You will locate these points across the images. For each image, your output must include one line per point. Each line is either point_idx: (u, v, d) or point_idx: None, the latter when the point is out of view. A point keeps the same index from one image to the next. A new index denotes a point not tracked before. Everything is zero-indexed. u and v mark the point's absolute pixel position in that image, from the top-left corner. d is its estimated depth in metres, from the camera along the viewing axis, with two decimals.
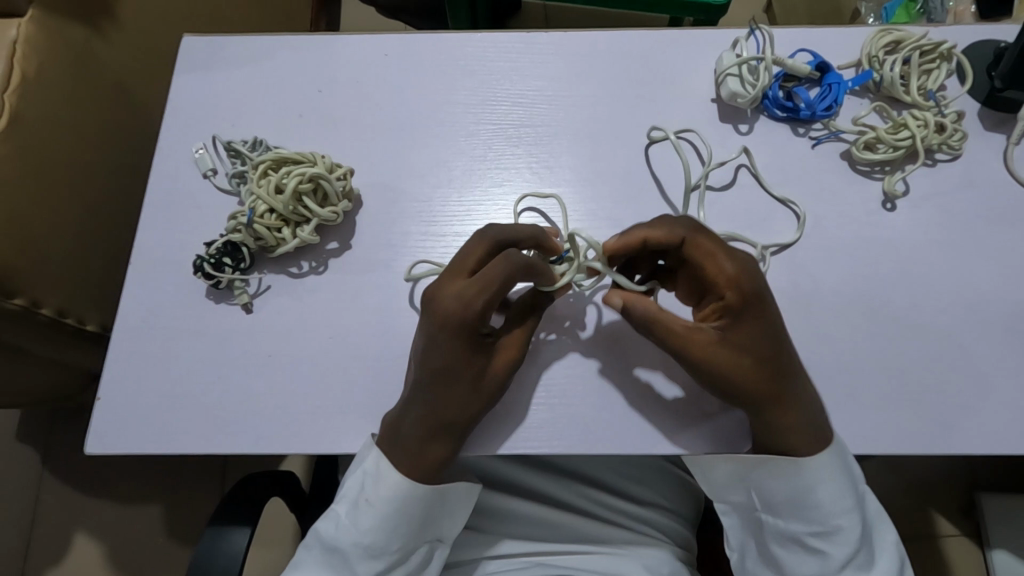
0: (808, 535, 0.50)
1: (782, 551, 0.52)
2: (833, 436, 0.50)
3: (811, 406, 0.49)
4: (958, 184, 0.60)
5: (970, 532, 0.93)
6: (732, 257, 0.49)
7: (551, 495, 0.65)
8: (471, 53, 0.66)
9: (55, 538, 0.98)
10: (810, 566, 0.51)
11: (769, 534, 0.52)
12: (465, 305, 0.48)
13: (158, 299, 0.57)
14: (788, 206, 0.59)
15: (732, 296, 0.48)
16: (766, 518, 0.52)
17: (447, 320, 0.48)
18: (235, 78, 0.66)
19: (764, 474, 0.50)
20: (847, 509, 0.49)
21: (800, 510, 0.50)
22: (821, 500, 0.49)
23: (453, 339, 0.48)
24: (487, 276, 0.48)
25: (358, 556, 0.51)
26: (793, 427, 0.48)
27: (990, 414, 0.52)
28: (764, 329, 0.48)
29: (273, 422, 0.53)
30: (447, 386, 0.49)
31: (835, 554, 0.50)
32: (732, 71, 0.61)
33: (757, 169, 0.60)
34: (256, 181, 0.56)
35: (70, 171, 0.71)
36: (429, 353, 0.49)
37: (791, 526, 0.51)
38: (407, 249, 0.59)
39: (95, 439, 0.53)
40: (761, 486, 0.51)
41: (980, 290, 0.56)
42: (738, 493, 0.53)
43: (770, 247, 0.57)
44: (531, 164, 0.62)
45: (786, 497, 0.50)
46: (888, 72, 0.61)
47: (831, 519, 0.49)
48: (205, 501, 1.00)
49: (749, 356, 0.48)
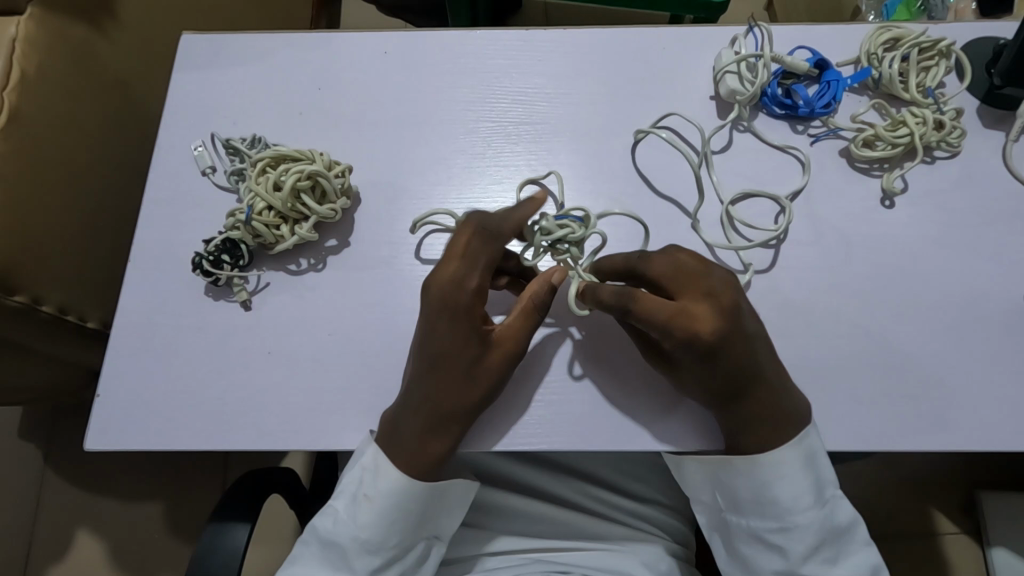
0: (768, 532, 0.51)
1: (747, 547, 0.52)
2: (796, 433, 0.50)
3: (800, 402, 0.50)
4: (957, 182, 0.60)
5: (970, 531, 0.93)
6: (684, 323, 0.47)
7: (549, 491, 0.65)
8: (470, 50, 0.66)
9: (57, 534, 0.99)
10: (773, 563, 0.51)
11: (733, 531, 0.53)
12: (458, 282, 0.50)
13: (158, 296, 0.58)
14: (790, 153, 0.61)
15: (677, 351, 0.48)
16: (731, 516, 0.53)
17: (449, 299, 0.50)
18: (234, 75, 0.66)
19: (725, 472, 0.51)
20: (805, 506, 0.49)
21: (759, 508, 0.50)
22: (777, 497, 0.50)
23: (454, 322, 0.50)
24: (473, 251, 0.51)
25: (355, 552, 0.51)
26: (784, 422, 0.49)
27: (987, 412, 0.52)
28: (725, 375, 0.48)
29: (273, 419, 0.54)
30: (449, 375, 0.50)
31: (794, 550, 0.50)
32: (730, 69, 0.61)
33: (754, 127, 0.62)
34: (255, 178, 0.56)
35: (71, 169, 0.71)
36: (430, 338, 0.50)
37: (752, 523, 0.51)
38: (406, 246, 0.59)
39: (95, 435, 0.54)
40: (724, 484, 0.52)
41: (979, 287, 0.56)
42: (707, 493, 0.54)
43: (787, 196, 0.59)
44: (530, 162, 0.62)
45: (746, 494, 0.51)
46: (887, 69, 0.61)
47: (788, 516, 0.50)
48: (206, 498, 1.00)
49: (705, 395, 0.49)
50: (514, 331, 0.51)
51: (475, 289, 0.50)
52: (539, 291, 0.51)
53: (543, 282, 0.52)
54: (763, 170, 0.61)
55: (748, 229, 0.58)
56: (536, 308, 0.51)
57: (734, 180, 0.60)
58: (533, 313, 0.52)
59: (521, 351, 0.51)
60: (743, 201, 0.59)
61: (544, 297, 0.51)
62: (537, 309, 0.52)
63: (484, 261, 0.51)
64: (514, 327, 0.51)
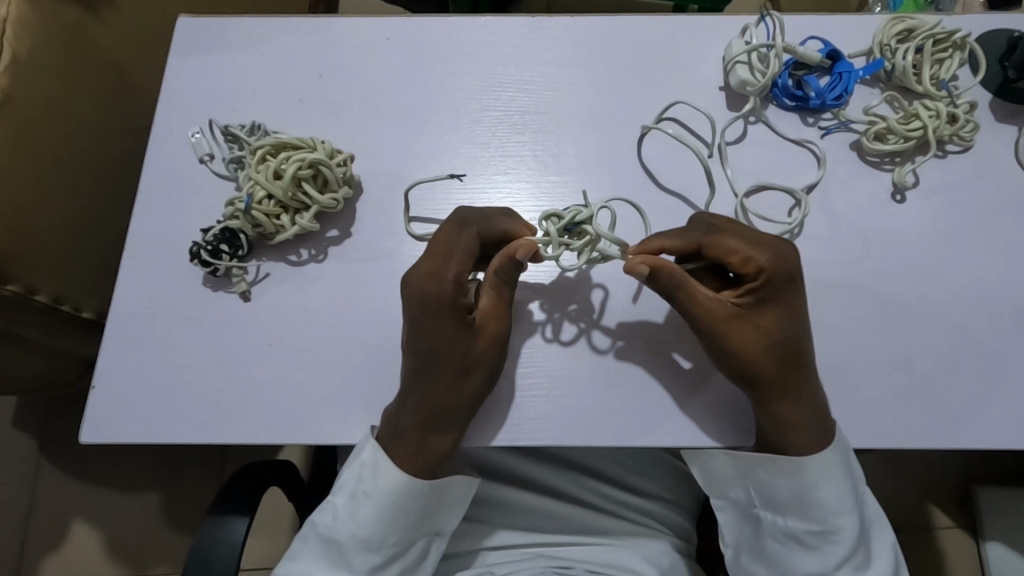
0: (807, 531, 0.50)
1: (780, 546, 0.52)
2: (837, 435, 0.50)
3: (817, 395, 0.49)
4: (968, 176, 0.59)
5: (965, 525, 0.95)
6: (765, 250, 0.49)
7: (548, 484, 0.65)
8: (475, 37, 0.65)
9: (54, 524, 0.98)
10: (808, 564, 0.51)
11: (767, 531, 0.52)
12: (438, 278, 0.49)
13: (155, 286, 0.56)
14: (806, 146, 0.60)
15: (760, 282, 0.48)
16: (765, 514, 0.52)
17: (431, 295, 0.49)
18: (233, 60, 0.64)
19: (766, 471, 0.50)
20: (849, 510, 0.49)
21: (800, 508, 0.50)
22: (823, 500, 0.49)
23: (436, 318, 0.49)
24: (452, 247, 0.50)
25: (356, 548, 0.51)
26: (799, 418, 0.48)
27: (997, 410, 0.52)
28: (791, 313, 0.48)
29: (271, 412, 0.53)
30: (441, 372, 0.49)
31: (833, 552, 0.50)
32: (740, 59, 0.60)
33: (769, 120, 0.61)
34: (254, 166, 0.55)
35: (64, 155, 0.69)
36: (417, 336, 0.50)
37: (791, 523, 0.51)
38: (409, 237, 0.58)
39: (91, 428, 0.53)
40: (762, 483, 0.51)
41: (990, 284, 0.55)
42: (738, 490, 0.53)
43: (802, 189, 0.58)
44: (535, 153, 0.60)
45: (786, 493, 0.50)
46: (900, 61, 0.60)
47: (832, 519, 0.49)
48: (203, 490, 0.99)
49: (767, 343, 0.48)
50: (491, 309, 0.50)
51: (454, 281, 0.49)
52: (502, 264, 0.50)
53: (508, 257, 0.49)
54: (773, 163, 0.60)
55: (760, 222, 0.57)
56: (503, 282, 0.50)
57: (745, 175, 0.59)
58: (502, 286, 0.51)
59: (505, 328, 0.50)
60: (756, 194, 0.58)
61: (507, 269, 0.50)
62: (505, 281, 0.50)
63: (461, 252, 0.50)
64: (492, 305, 0.51)
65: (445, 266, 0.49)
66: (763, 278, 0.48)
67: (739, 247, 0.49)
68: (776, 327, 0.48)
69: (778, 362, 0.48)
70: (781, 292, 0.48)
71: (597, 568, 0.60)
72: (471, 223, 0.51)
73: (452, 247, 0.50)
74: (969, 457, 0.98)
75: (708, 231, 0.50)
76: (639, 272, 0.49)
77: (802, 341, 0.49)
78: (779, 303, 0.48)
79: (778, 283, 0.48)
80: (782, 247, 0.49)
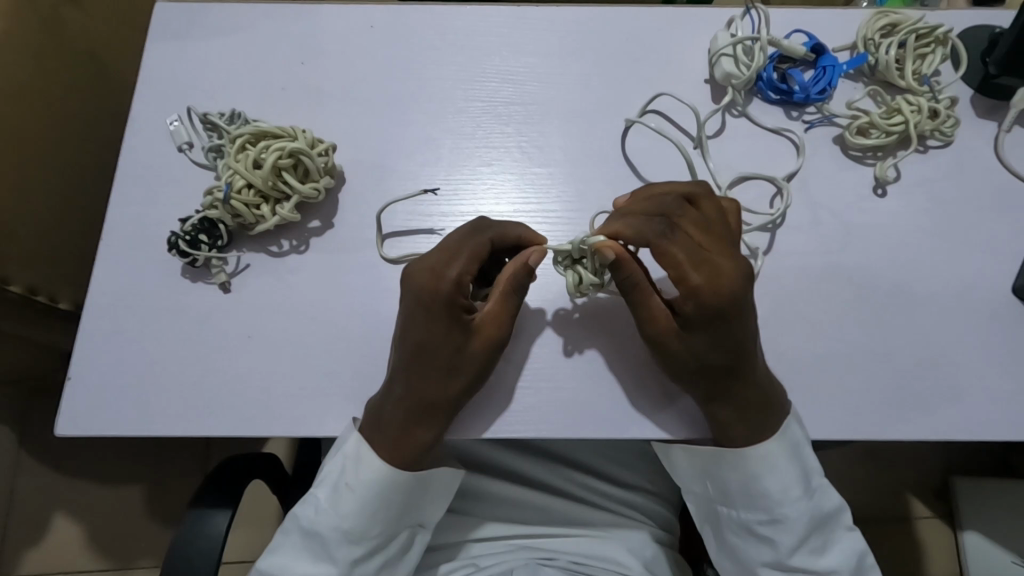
0: (757, 523, 0.50)
1: (736, 538, 0.52)
2: (780, 428, 0.50)
3: (772, 381, 0.50)
4: (948, 171, 0.59)
5: (943, 514, 0.97)
6: (705, 270, 0.47)
7: (531, 476, 0.65)
8: (460, 26, 0.64)
9: (33, 518, 0.97)
10: (763, 554, 0.51)
11: (724, 523, 0.53)
12: (436, 274, 0.48)
13: (132, 276, 0.55)
14: (784, 135, 0.60)
15: (692, 306, 0.48)
16: (721, 508, 0.53)
17: (429, 292, 0.48)
18: (213, 47, 0.63)
19: (716, 465, 0.51)
20: (795, 498, 0.50)
21: (749, 499, 0.51)
22: (768, 490, 0.50)
23: (431, 315, 0.49)
24: (458, 245, 0.50)
25: (338, 541, 0.50)
26: (760, 406, 0.49)
27: (972, 401, 0.53)
28: (724, 344, 0.48)
29: (252, 405, 0.52)
30: (424, 366, 0.49)
31: (783, 541, 0.50)
32: (725, 52, 0.60)
33: (747, 112, 0.61)
34: (233, 155, 0.54)
35: (39, 141, 0.68)
36: (410, 330, 0.49)
37: (742, 515, 0.51)
38: (386, 237, 0.57)
39: (66, 420, 0.52)
40: (714, 476, 0.52)
41: (968, 278, 0.56)
42: (696, 484, 0.54)
43: (782, 178, 0.58)
44: (520, 144, 0.60)
45: (736, 486, 0.51)
46: (883, 55, 0.60)
47: (778, 508, 0.50)
48: (186, 483, 0.98)
49: (694, 362, 0.49)
50: (494, 316, 0.50)
51: (455, 280, 0.48)
52: (515, 271, 0.50)
53: (520, 264, 0.50)
54: (756, 156, 0.60)
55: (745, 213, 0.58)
56: (513, 291, 0.50)
57: (729, 169, 0.59)
58: (510, 294, 0.50)
59: (502, 335, 0.50)
60: (739, 185, 0.59)
61: (519, 275, 0.50)
62: (514, 290, 0.50)
63: (468, 253, 0.49)
64: (495, 311, 0.50)
65: (449, 266, 0.49)
66: (694, 303, 0.47)
67: (681, 260, 0.48)
68: (703, 352, 0.48)
69: (700, 379, 0.49)
70: (711, 321, 0.47)
71: (581, 559, 0.60)
72: (484, 225, 0.51)
73: (461, 245, 0.49)
74: (947, 449, 1.00)
75: (658, 235, 0.48)
76: (606, 255, 0.49)
77: (741, 370, 0.48)
78: (711, 331, 0.48)
79: (708, 314, 0.47)
80: (733, 276, 0.47)
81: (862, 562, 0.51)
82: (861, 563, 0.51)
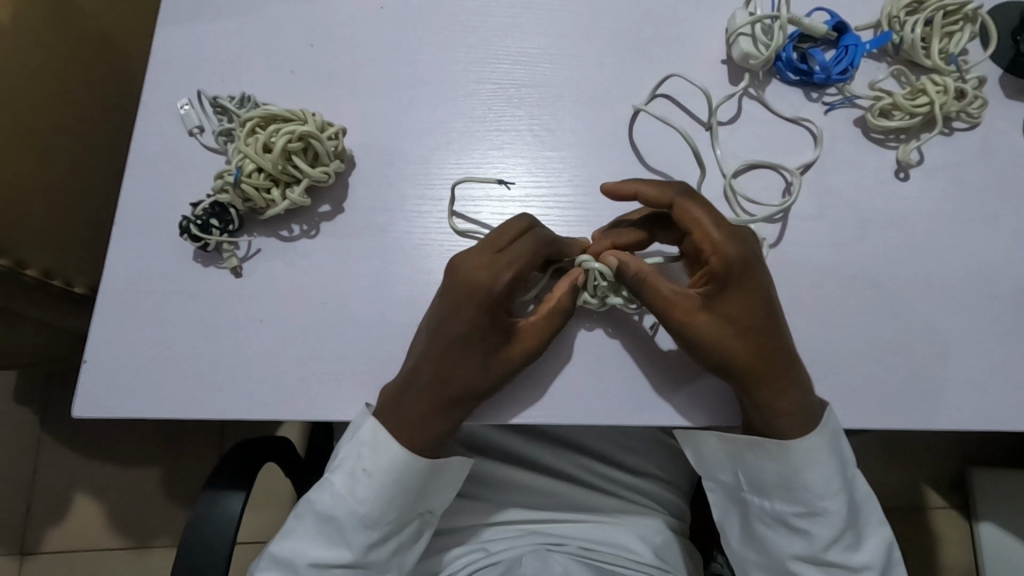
0: (794, 516, 0.50)
1: (767, 530, 0.52)
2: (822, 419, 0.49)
3: (808, 390, 0.49)
4: (974, 155, 0.58)
5: (958, 505, 0.97)
6: (726, 230, 0.48)
7: (542, 462, 0.65)
8: (470, 7, 0.63)
9: (53, 499, 0.99)
10: (796, 546, 0.51)
11: (755, 514, 0.52)
12: (492, 275, 0.48)
13: (144, 261, 0.56)
14: (801, 125, 0.58)
15: (719, 267, 0.48)
16: (753, 498, 0.52)
17: (475, 291, 0.48)
18: (222, 30, 0.62)
19: (753, 454, 0.50)
20: (835, 492, 0.49)
21: (786, 492, 0.50)
22: (808, 482, 0.49)
23: (479, 314, 0.48)
24: (518, 248, 0.49)
25: (355, 526, 0.51)
26: (787, 401, 0.48)
27: (994, 392, 0.52)
28: (753, 306, 0.48)
29: (263, 389, 0.52)
30: (459, 356, 0.49)
31: (820, 534, 0.50)
32: (743, 31, 0.59)
33: (765, 98, 0.59)
34: (243, 139, 0.54)
35: (51, 124, 0.68)
36: (450, 321, 0.49)
37: (777, 507, 0.51)
38: (431, 240, 0.56)
39: (80, 402, 0.52)
40: (748, 466, 0.51)
41: (993, 264, 0.55)
42: (727, 473, 0.53)
43: (796, 169, 0.57)
44: (531, 128, 0.59)
45: (773, 477, 0.50)
46: (909, 33, 0.58)
47: (818, 502, 0.49)
48: (202, 464, 1.00)
49: (745, 322, 0.48)
50: (537, 326, 0.50)
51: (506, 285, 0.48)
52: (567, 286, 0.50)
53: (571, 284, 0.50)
54: (772, 143, 0.58)
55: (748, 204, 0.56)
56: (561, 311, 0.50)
57: (739, 154, 0.58)
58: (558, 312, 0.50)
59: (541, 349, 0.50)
60: (745, 174, 0.57)
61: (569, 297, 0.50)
62: (562, 310, 0.50)
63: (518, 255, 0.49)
64: (539, 324, 0.50)
65: (503, 268, 0.48)
66: (717, 259, 0.48)
67: (703, 221, 0.49)
68: (736, 314, 0.48)
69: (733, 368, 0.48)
70: (740, 277, 0.48)
71: (590, 545, 0.61)
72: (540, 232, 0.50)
73: (516, 249, 0.49)
74: (964, 440, 0.99)
75: (680, 195, 0.50)
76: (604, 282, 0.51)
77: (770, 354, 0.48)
78: (741, 290, 0.48)
79: (731, 270, 0.48)
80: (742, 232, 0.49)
81: (891, 558, 0.52)
82: (891, 559, 0.52)
